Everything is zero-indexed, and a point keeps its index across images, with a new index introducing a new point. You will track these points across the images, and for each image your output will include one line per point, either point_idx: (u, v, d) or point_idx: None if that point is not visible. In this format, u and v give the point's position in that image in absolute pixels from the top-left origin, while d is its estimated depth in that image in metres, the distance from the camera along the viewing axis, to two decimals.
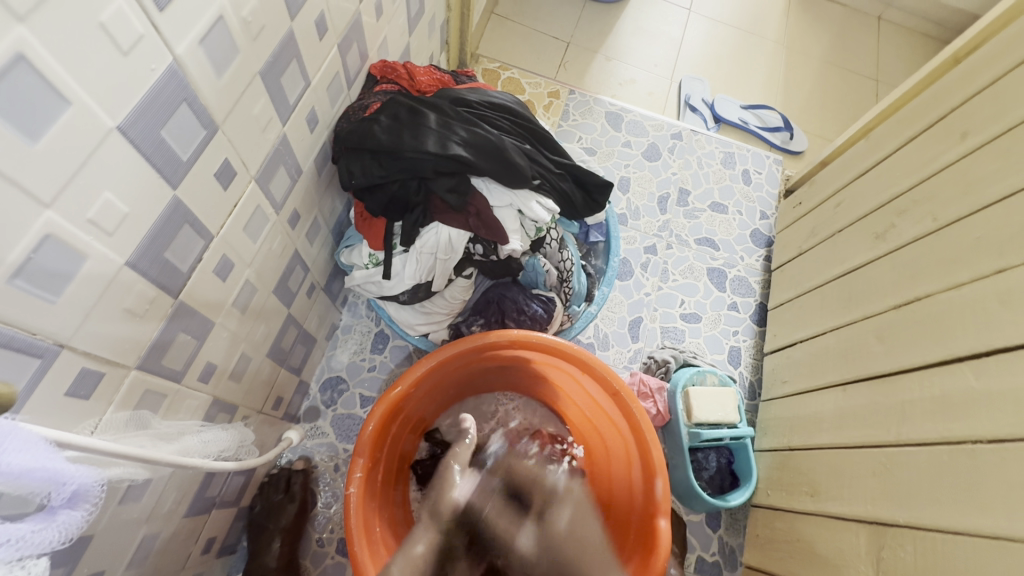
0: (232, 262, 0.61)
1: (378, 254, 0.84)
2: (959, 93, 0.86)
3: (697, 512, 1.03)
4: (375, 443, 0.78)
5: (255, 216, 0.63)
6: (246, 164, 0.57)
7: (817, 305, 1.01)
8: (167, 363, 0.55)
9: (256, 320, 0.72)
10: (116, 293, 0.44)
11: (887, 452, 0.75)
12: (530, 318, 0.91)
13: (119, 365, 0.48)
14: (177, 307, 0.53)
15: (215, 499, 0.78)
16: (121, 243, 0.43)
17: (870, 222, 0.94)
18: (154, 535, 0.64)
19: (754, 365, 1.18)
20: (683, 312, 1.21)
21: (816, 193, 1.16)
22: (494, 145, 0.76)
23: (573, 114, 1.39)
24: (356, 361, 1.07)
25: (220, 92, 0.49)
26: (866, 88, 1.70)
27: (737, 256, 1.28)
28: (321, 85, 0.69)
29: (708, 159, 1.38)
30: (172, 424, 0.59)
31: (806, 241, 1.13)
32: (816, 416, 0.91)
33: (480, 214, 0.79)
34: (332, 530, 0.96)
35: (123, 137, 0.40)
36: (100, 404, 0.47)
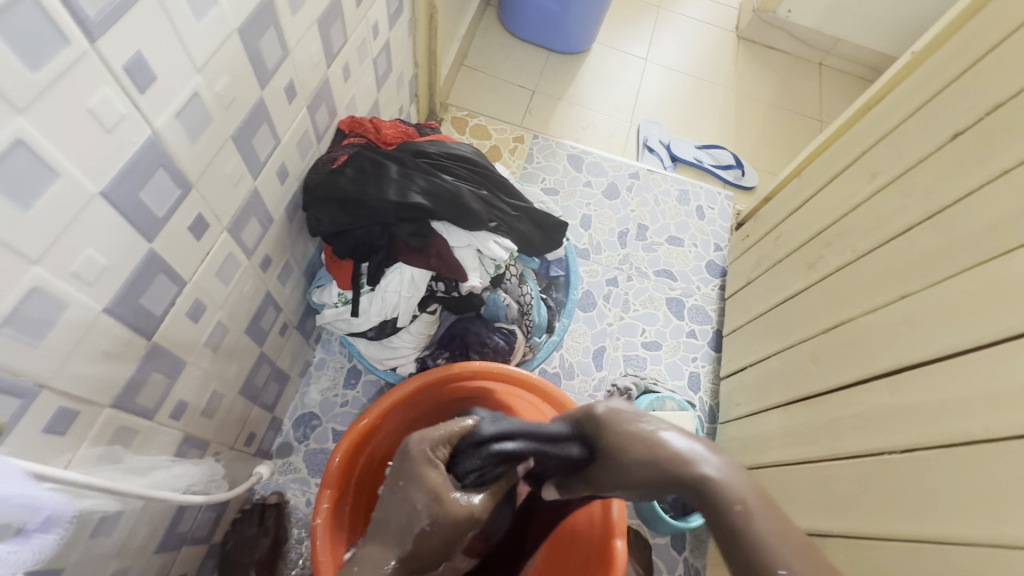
0: (204, 305, 0.66)
1: (347, 293, 0.90)
2: (870, 137, 0.96)
3: (663, 535, 1.08)
4: (342, 476, 0.81)
5: (226, 262, 0.68)
6: (219, 216, 0.63)
7: (763, 330, 1.08)
8: (140, 401, 0.59)
9: (228, 359, 0.77)
10: (93, 337, 0.49)
11: (822, 466, 0.81)
12: (493, 349, 0.97)
13: (94, 404, 0.52)
14: (151, 348, 0.58)
15: (185, 536, 0.80)
16: (101, 292, 0.48)
17: (803, 253, 1.03)
18: (123, 569, 0.66)
19: (713, 390, 1.24)
20: (644, 341, 1.27)
21: (761, 226, 1.25)
22: (451, 193, 0.83)
23: (537, 157, 1.49)
24: (329, 397, 1.11)
25: (194, 155, 0.55)
26: (811, 127, 1.85)
27: (693, 286, 1.36)
28: (292, 142, 0.76)
29: (664, 196, 1.48)
30: (143, 459, 0.62)
31: (753, 271, 1.21)
32: (764, 435, 0.97)
33: (440, 254, 0.85)
34: (304, 566, 0.98)
35: (105, 200, 0.46)
36: (76, 440, 0.51)
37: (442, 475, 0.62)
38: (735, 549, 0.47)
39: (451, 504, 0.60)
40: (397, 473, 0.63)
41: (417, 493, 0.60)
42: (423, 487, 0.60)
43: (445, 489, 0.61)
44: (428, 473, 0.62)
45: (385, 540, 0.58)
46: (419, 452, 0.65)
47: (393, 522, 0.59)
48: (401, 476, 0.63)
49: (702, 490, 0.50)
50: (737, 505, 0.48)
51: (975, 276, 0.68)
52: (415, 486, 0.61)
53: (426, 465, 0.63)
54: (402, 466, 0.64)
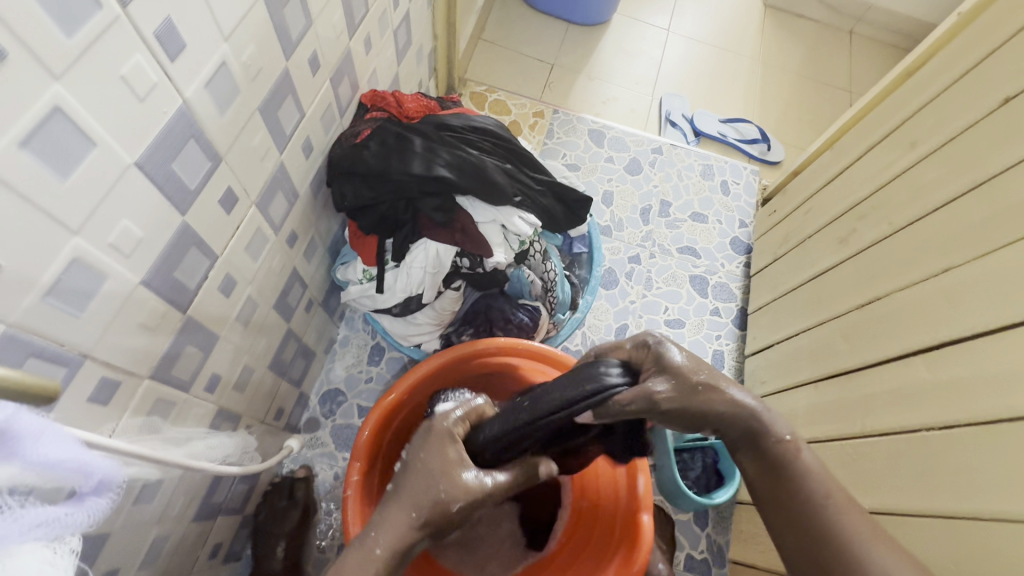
0: (235, 280, 0.66)
1: (372, 269, 0.90)
2: (909, 106, 0.92)
3: (685, 511, 1.08)
4: (370, 449, 0.82)
5: (255, 237, 0.68)
6: (247, 190, 0.63)
7: (791, 307, 1.06)
8: (177, 373, 0.60)
9: (257, 334, 0.78)
10: (131, 309, 0.49)
11: (853, 443, 0.80)
12: (517, 326, 0.97)
13: (134, 375, 0.53)
14: (186, 322, 0.58)
15: (220, 506, 0.82)
16: (137, 264, 0.49)
17: (834, 227, 1.00)
18: (164, 535, 0.68)
19: (737, 367, 1.22)
20: (667, 319, 1.26)
21: (789, 201, 1.22)
22: (475, 166, 0.82)
23: (557, 132, 1.46)
24: (353, 373, 1.12)
25: (223, 127, 0.55)
26: (841, 99, 1.78)
27: (717, 263, 1.34)
28: (316, 115, 0.75)
29: (687, 171, 1.44)
30: (181, 431, 0.63)
31: (780, 247, 1.18)
32: (792, 412, 0.96)
33: (465, 229, 0.84)
34: (333, 537, 1.00)
35: (140, 171, 0.45)
36: (118, 410, 0.52)
37: (461, 451, 0.60)
38: (773, 472, 0.58)
39: (466, 482, 0.57)
40: (416, 446, 0.61)
41: (436, 466, 0.58)
42: (443, 462, 0.58)
43: (464, 467, 0.58)
44: (447, 448, 0.60)
45: (400, 509, 0.56)
46: (444, 429, 0.62)
47: (408, 494, 0.57)
48: (421, 446, 0.60)
49: (768, 449, 0.59)
50: (777, 438, 0.59)
51: (1016, 251, 0.65)
52: (433, 460, 0.59)
53: (447, 440, 0.61)
54: (422, 439, 0.61)
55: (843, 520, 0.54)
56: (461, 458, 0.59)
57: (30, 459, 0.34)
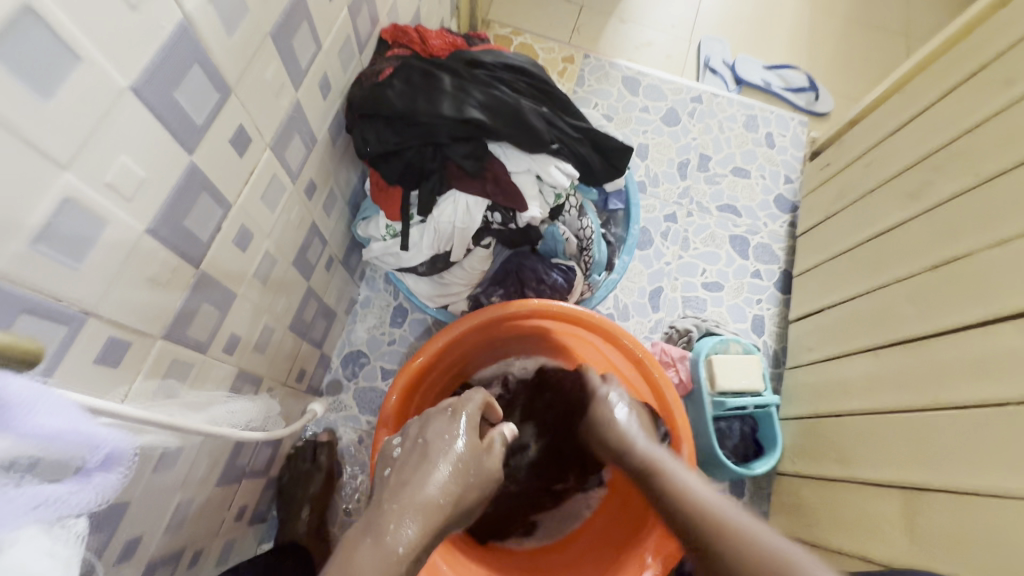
0: (251, 232, 0.61)
1: (395, 225, 0.83)
2: (1004, 39, 0.81)
3: (720, 481, 1.03)
4: (399, 414, 0.79)
5: (271, 185, 0.62)
6: (261, 129, 0.56)
7: (845, 269, 0.98)
8: (193, 333, 0.55)
9: (277, 293, 0.72)
10: (138, 260, 0.44)
11: (919, 416, 0.73)
12: (550, 287, 0.90)
13: (146, 334, 0.48)
14: (199, 277, 0.53)
15: (244, 469, 0.79)
16: (141, 210, 0.43)
17: (902, 181, 0.91)
18: (188, 500, 0.65)
19: (778, 333, 1.15)
20: (704, 281, 1.18)
21: (845, 153, 1.11)
22: (511, 107, 0.74)
23: (588, 79, 1.35)
24: (375, 335, 1.07)
25: (231, 53, 0.48)
26: (897, 43, 1.62)
27: (760, 222, 1.24)
28: (333, 49, 0.67)
29: (730, 122, 1.33)
30: (200, 394, 0.59)
31: (833, 204, 1.09)
32: (844, 382, 0.89)
33: (497, 180, 0.77)
34: (357, 500, 0.98)
35: (138, 97, 0.39)
36: (131, 372, 0.47)
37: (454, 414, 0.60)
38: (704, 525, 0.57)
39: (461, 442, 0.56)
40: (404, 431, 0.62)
41: (427, 440, 0.57)
42: (432, 430, 0.58)
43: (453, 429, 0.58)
44: (434, 419, 0.60)
45: (396, 484, 0.52)
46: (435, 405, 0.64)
47: (404, 472, 0.54)
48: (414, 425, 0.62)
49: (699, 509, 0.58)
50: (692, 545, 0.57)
51: None
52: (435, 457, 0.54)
53: (437, 412, 0.61)
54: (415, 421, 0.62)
55: (770, 547, 0.52)
56: (452, 421, 0.58)
57: (28, 432, 0.30)
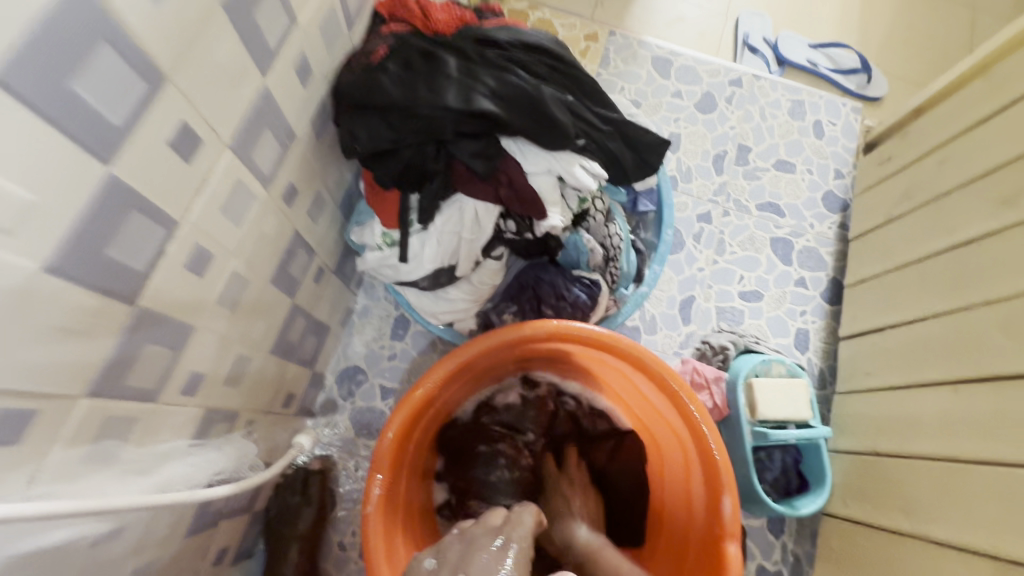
0: (211, 253, 0.50)
1: (393, 233, 0.71)
2: None
3: (758, 517, 0.92)
4: (396, 453, 0.68)
5: (236, 194, 0.51)
6: (215, 127, 0.45)
7: (914, 284, 0.85)
8: (135, 382, 0.45)
9: (251, 317, 0.62)
10: (35, 308, 0.33)
11: (1020, 474, 0.61)
12: (571, 305, 0.77)
13: (60, 396, 0.37)
14: (137, 316, 0.42)
15: (221, 512, 0.70)
16: (30, 242, 0.31)
17: (992, 184, 0.76)
18: (147, 563, 0.56)
19: (825, 351, 1.02)
20: (742, 290, 1.05)
21: (912, 146, 0.97)
22: (529, 96, 0.61)
23: (614, 60, 1.20)
24: (374, 349, 0.97)
25: (161, 26, 0.36)
26: (960, 18, 1.44)
27: (806, 223, 1.10)
28: (313, 24, 0.55)
29: (772, 109, 1.18)
30: (150, 449, 0.49)
31: (896, 206, 0.95)
32: (914, 418, 0.77)
33: (512, 183, 0.65)
34: (355, 533, 0.89)
35: (7, 91, 0.28)
36: (41, 445, 0.37)
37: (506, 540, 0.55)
38: None
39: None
40: (439, 550, 0.57)
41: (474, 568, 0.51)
42: (482, 558, 0.53)
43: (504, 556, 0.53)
44: (483, 539, 0.55)
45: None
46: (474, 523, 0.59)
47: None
48: (456, 544, 0.56)
49: None
50: None
51: None
52: None
53: (484, 535, 0.56)
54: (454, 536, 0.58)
55: None
56: (502, 551, 0.54)
57: None
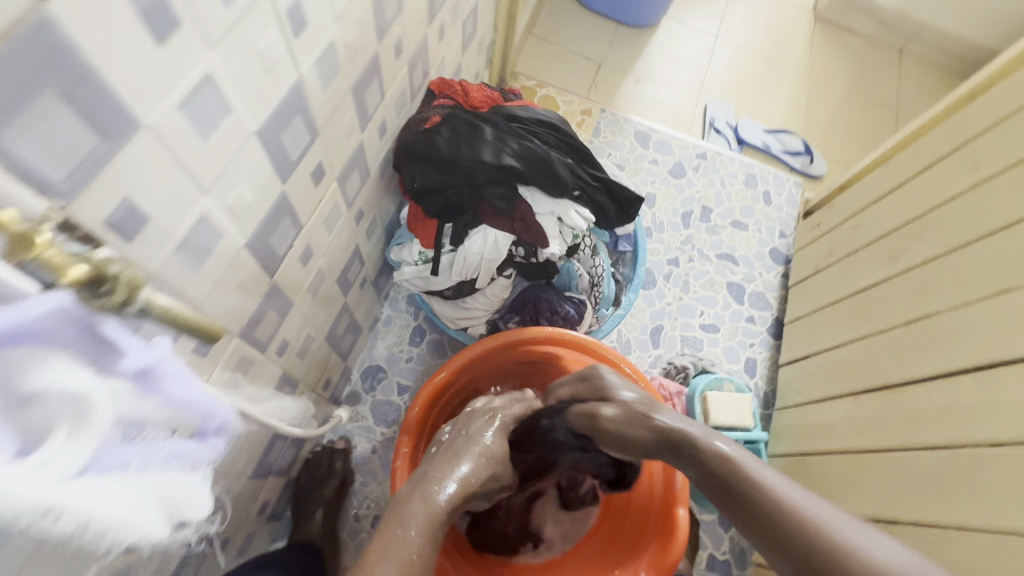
0: (312, 250, 0.70)
1: (428, 252, 0.91)
2: (973, 126, 0.92)
3: (710, 512, 1.10)
4: (419, 424, 0.86)
5: (333, 211, 0.71)
6: (333, 164, 0.66)
7: (832, 319, 1.07)
8: (258, 334, 0.63)
9: (321, 305, 0.81)
10: (235, 269, 0.53)
11: (896, 455, 0.81)
12: (563, 318, 0.99)
13: (228, 332, 0.56)
14: (271, 286, 0.62)
15: (271, 467, 0.85)
16: (245, 227, 0.51)
17: (885, 244, 1.01)
18: (228, 488, 0.71)
19: (769, 376, 1.23)
20: (702, 322, 1.27)
21: (835, 214, 1.22)
22: (541, 158, 0.85)
23: (603, 131, 1.47)
24: (394, 352, 1.15)
25: (324, 102, 0.58)
26: (885, 116, 1.76)
27: (755, 271, 1.34)
28: (393, 98, 0.78)
29: (730, 179, 1.45)
30: (256, 389, 0.67)
31: (823, 260, 1.19)
32: (829, 423, 0.97)
33: (524, 220, 0.86)
34: (367, 507, 1.03)
35: (259, 139, 0.48)
36: (213, 363, 0.55)
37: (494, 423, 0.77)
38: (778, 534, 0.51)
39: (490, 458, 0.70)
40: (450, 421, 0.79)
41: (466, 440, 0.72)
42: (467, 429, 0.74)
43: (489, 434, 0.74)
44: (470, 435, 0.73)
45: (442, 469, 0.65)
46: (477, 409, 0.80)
47: (446, 458, 0.67)
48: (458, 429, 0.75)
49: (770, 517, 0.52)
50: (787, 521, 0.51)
51: None
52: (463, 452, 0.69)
53: (478, 415, 0.78)
54: (449, 437, 0.74)
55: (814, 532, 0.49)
56: (491, 424, 0.76)
57: (166, 394, 0.36)
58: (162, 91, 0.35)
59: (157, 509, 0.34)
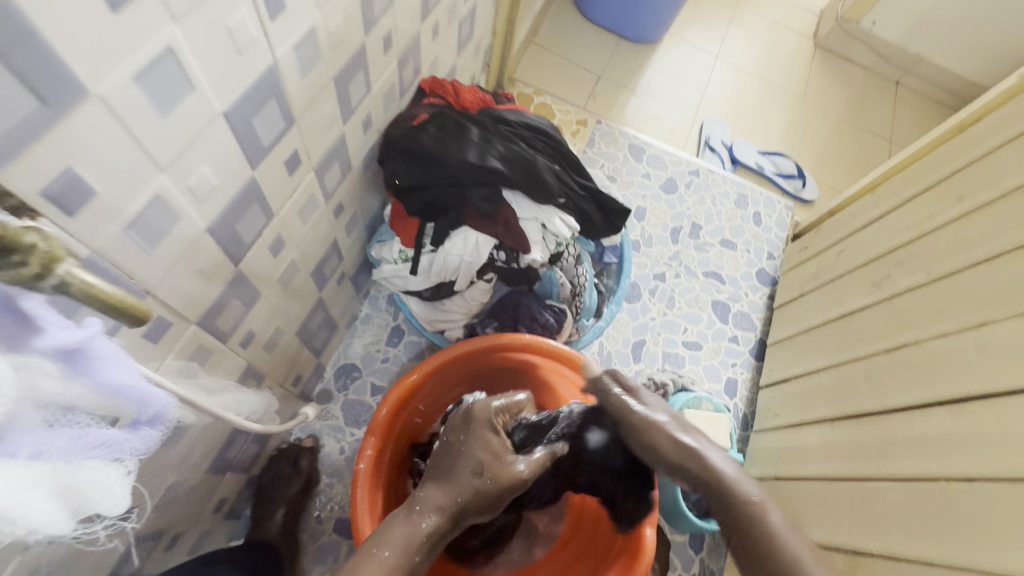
0: (284, 241, 0.68)
1: (408, 251, 0.90)
2: (962, 158, 0.92)
3: (681, 533, 1.08)
4: (387, 426, 0.84)
5: (308, 202, 0.70)
6: (310, 154, 0.64)
7: (814, 343, 1.07)
8: (219, 324, 0.61)
9: (293, 298, 0.79)
10: (194, 253, 0.51)
11: (867, 484, 0.79)
12: (542, 326, 0.97)
13: (185, 318, 0.54)
14: (236, 274, 0.60)
15: (231, 461, 0.83)
16: (207, 211, 0.50)
17: (869, 270, 1.00)
18: (180, 482, 0.69)
19: (748, 398, 1.22)
20: (685, 340, 1.26)
21: (823, 238, 1.22)
22: (527, 162, 0.85)
23: (598, 142, 1.47)
24: (371, 351, 1.13)
25: (302, 90, 0.56)
26: (879, 146, 1.77)
27: (741, 291, 1.34)
28: (380, 92, 0.77)
29: (722, 198, 1.45)
30: (214, 379, 0.64)
31: (808, 283, 1.19)
32: (804, 448, 0.96)
33: (507, 223, 0.85)
34: (331, 509, 1.01)
35: (226, 121, 0.47)
36: (165, 350, 0.53)
37: (502, 441, 0.65)
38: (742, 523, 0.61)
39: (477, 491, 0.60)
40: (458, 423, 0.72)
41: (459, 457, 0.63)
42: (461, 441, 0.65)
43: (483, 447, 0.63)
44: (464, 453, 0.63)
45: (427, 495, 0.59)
46: (478, 416, 0.67)
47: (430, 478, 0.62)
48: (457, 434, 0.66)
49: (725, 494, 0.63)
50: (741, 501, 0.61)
51: None
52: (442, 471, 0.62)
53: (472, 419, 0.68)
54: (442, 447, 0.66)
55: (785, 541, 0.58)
56: (475, 429, 0.66)
57: (96, 381, 0.34)
58: (114, 61, 0.34)
59: (56, 503, 0.32)
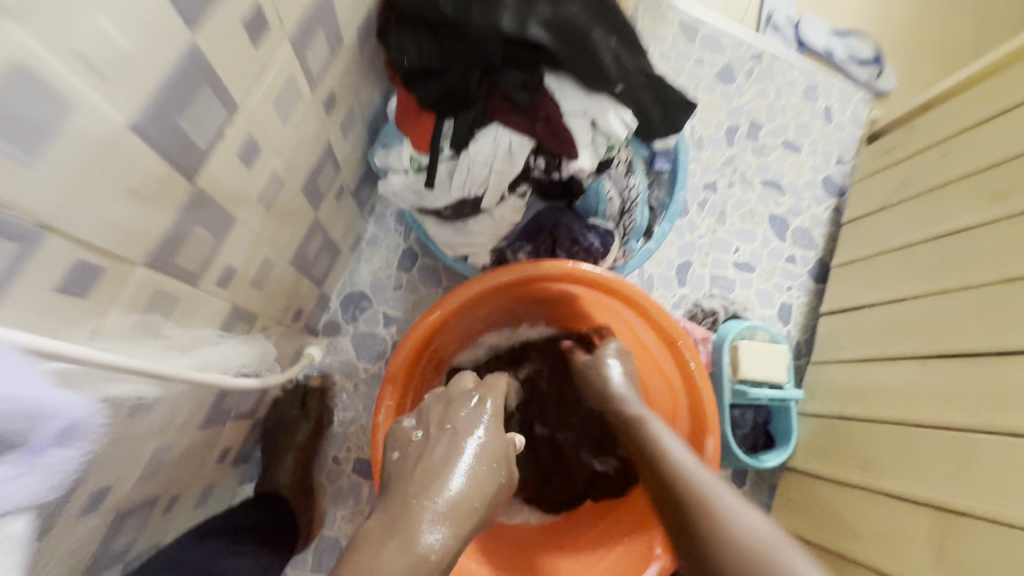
0: (259, 146, 0.50)
1: (422, 157, 0.71)
2: None
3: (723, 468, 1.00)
4: (407, 369, 0.72)
5: (287, 89, 0.50)
6: (279, 13, 0.44)
7: (900, 267, 0.92)
8: (181, 262, 0.46)
9: (282, 221, 0.62)
10: (116, 164, 0.34)
11: (973, 438, 0.69)
12: (585, 250, 0.81)
13: (123, 260, 0.38)
14: (194, 194, 0.43)
15: (231, 411, 0.72)
16: (124, 95, 0.32)
17: (987, 179, 0.82)
18: (167, 446, 0.58)
19: (804, 325, 1.09)
20: (736, 260, 1.10)
21: (912, 140, 1.02)
22: (580, 31, 0.63)
23: (641, 18, 1.17)
24: (380, 278, 0.98)
25: None
26: None
27: (804, 203, 1.15)
28: None
29: (789, 88, 1.20)
30: (186, 331, 0.50)
31: (892, 195, 1.00)
32: (882, 387, 0.85)
33: (549, 119, 0.66)
34: (349, 450, 0.92)
35: None
36: (104, 304, 0.38)
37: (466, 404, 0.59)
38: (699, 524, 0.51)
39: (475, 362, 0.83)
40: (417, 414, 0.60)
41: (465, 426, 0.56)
42: (462, 415, 0.57)
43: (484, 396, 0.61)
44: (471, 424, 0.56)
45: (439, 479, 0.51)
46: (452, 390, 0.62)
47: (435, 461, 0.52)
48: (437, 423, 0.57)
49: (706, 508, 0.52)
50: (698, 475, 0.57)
51: None
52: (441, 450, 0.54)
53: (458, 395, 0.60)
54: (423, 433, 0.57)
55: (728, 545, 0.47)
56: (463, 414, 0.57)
57: None
58: None
59: None
